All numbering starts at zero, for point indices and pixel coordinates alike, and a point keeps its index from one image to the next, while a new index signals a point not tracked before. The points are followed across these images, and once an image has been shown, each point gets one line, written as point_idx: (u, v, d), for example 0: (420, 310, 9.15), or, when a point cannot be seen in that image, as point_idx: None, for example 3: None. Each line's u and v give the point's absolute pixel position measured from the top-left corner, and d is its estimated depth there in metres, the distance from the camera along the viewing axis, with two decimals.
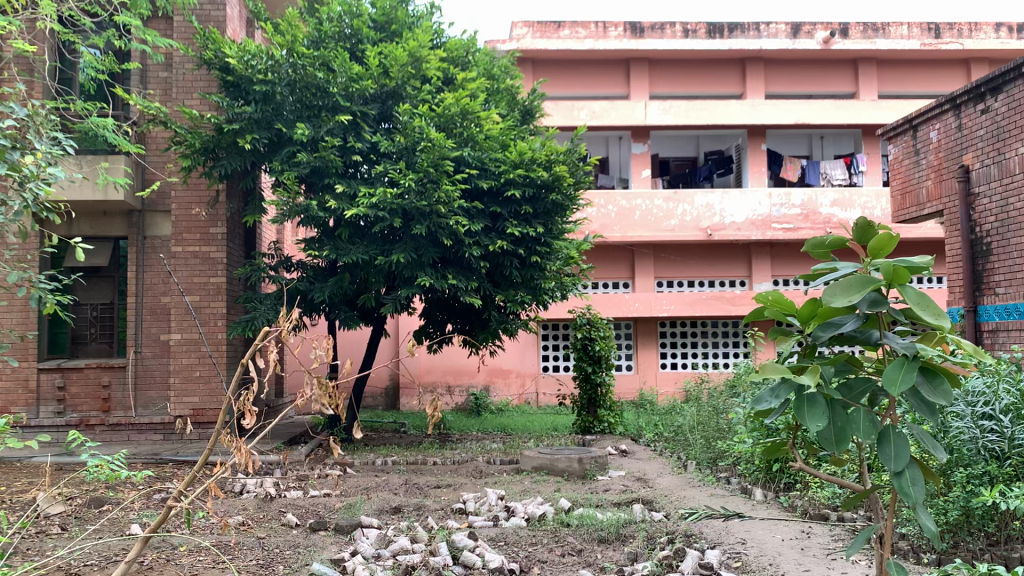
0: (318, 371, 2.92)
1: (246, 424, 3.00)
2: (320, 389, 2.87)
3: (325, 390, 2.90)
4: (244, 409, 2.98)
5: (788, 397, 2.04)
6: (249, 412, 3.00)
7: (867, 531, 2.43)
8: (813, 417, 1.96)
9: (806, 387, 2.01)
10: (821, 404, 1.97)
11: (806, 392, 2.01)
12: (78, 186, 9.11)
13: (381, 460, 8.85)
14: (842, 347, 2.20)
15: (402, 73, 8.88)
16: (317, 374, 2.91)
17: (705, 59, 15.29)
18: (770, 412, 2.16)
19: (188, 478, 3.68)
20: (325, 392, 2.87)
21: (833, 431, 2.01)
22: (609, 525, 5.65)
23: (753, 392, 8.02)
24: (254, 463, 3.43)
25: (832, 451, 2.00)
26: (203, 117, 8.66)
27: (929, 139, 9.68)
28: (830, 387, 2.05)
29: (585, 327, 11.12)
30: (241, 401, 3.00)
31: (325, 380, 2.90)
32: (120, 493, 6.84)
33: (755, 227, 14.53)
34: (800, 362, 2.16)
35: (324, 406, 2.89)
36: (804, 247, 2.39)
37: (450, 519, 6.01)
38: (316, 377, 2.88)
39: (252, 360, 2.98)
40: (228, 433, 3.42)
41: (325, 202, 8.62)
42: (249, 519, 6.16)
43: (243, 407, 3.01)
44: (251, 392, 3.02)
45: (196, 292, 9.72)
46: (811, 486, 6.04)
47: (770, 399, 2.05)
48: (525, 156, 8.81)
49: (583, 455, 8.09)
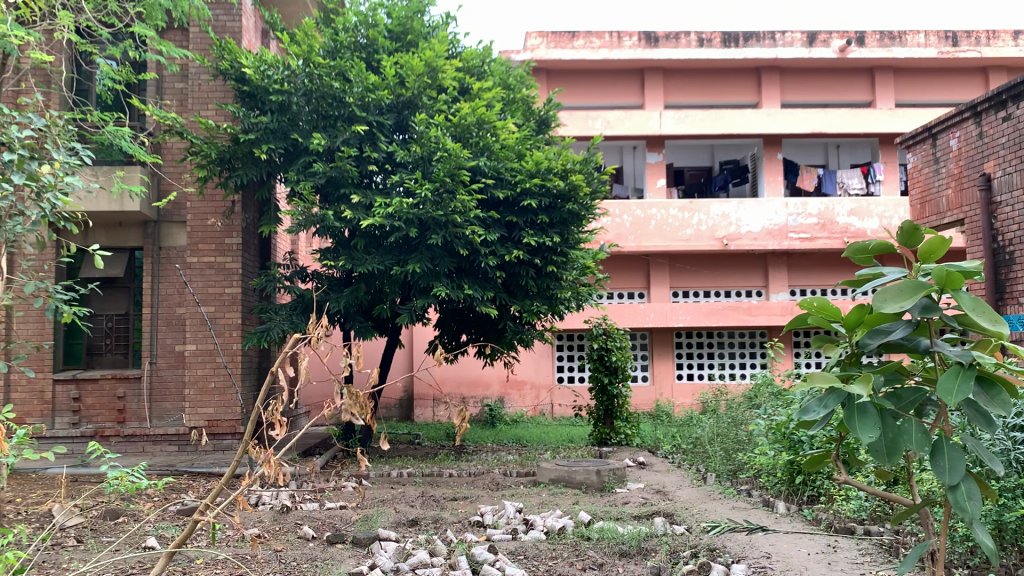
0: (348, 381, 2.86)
1: (276, 436, 2.94)
2: (351, 399, 2.81)
3: (356, 401, 2.83)
4: (273, 421, 2.91)
5: (836, 408, 1.96)
6: (277, 423, 2.94)
7: (921, 547, 2.32)
8: (864, 427, 1.88)
9: (856, 397, 1.92)
10: (872, 413, 1.90)
11: (856, 401, 1.93)
12: (95, 198, 9.12)
13: (396, 472, 8.78)
14: (890, 355, 2.12)
15: (418, 83, 8.84)
16: (347, 384, 2.84)
17: (721, 69, 15.25)
18: (816, 424, 2.08)
19: (211, 489, 3.65)
20: (356, 403, 2.81)
21: (885, 443, 1.93)
22: (630, 538, 5.57)
23: (774, 403, 7.90)
24: (282, 475, 3.37)
25: (884, 465, 1.93)
26: (219, 127, 8.66)
27: (950, 147, 9.57)
28: (880, 396, 1.98)
29: (601, 337, 11.09)
30: (269, 412, 2.94)
31: (355, 389, 2.83)
32: (135, 505, 6.80)
33: (771, 236, 14.43)
34: (847, 370, 2.08)
35: (356, 416, 2.84)
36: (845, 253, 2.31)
37: (467, 532, 5.94)
38: (347, 387, 2.82)
39: (281, 369, 2.91)
40: (255, 443, 3.37)
41: (341, 212, 8.59)
42: (265, 532, 6.12)
43: (272, 417, 2.95)
44: (279, 402, 2.95)
45: (212, 303, 9.70)
46: (836, 499, 5.91)
47: (817, 409, 1.97)
48: (541, 165, 8.76)
49: (601, 467, 8.00)
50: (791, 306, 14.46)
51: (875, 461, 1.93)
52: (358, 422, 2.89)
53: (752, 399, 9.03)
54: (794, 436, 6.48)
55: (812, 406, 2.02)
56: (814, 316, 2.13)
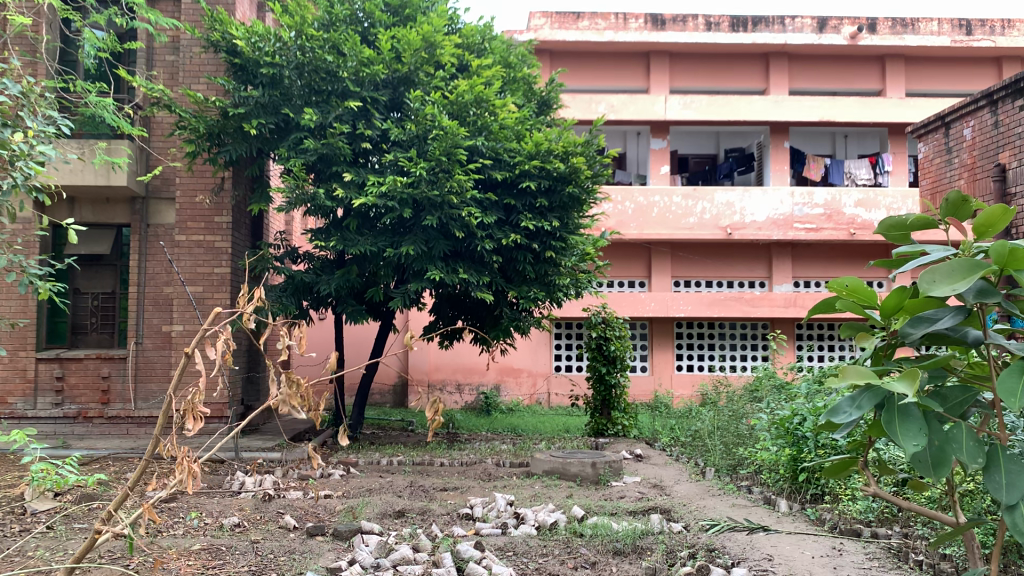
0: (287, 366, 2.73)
1: (191, 428, 2.78)
2: (288, 388, 2.68)
3: (295, 390, 2.70)
4: (188, 411, 2.75)
5: (871, 410, 1.67)
6: (200, 412, 2.79)
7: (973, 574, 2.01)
8: (908, 433, 1.59)
9: (896, 397, 1.64)
10: (916, 416, 1.61)
11: (897, 402, 1.65)
12: (79, 171, 8.84)
13: (386, 460, 8.52)
14: (933, 349, 1.84)
15: (415, 58, 8.52)
16: (285, 371, 2.71)
17: (729, 54, 14.92)
18: (842, 428, 1.81)
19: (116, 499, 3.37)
20: (294, 394, 2.68)
21: (930, 451, 1.67)
22: (625, 536, 5.31)
23: (778, 398, 7.66)
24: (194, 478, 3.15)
25: (927, 477, 1.68)
26: (208, 100, 8.38)
27: (963, 137, 9.26)
28: (923, 396, 1.72)
29: (600, 326, 10.78)
30: (188, 401, 2.77)
31: (294, 377, 2.71)
32: (112, 489, 6.58)
33: (776, 226, 14.12)
34: (883, 364, 1.80)
35: (296, 408, 2.71)
36: (876, 229, 2.02)
37: (455, 525, 5.69)
38: (284, 375, 2.69)
39: (200, 352, 2.72)
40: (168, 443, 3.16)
41: (333, 191, 8.28)
42: (244, 521, 5.91)
43: (194, 404, 2.80)
44: (202, 392, 2.79)
45: (200, 283, 9.43)
46: (841, 499, 5.66)
47: (849, 411, 1.68)
48: (541, 147, 8.46)
49: (597, 459, 7.74)
50: (794, 298, 14.19)
51: (918, 472, 1.68)
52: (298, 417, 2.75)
53: (755, 392, 8.80)
54: (799, 432, 6.24)
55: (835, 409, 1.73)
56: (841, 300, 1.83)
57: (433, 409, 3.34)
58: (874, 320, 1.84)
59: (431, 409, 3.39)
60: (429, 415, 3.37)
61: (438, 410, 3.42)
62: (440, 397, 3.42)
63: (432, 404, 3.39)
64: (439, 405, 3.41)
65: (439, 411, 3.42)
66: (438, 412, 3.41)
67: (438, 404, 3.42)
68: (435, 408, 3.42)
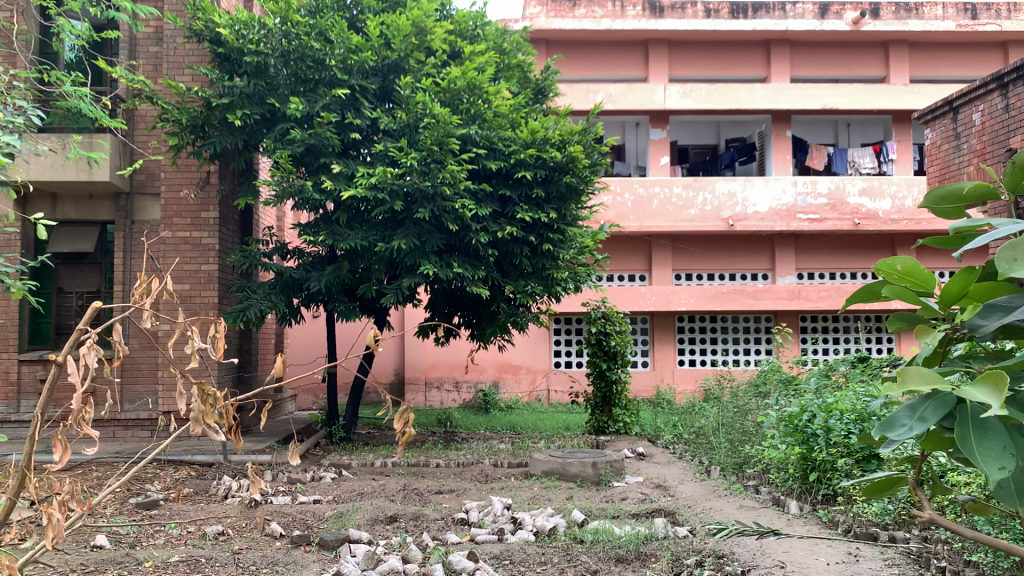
0: (201, 379, 2.47)
1: (58, 456, 2.56)
2: (202, 404, 2.41)
3: (211, 406, 2.45)
4: None
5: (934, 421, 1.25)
6: (83, 432, 2.60)
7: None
8: (990, 454, 1.17)
9: (974, 404, 1.22)
10: (1000, 428, 1.19)
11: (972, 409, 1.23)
12: (60, 168, 8.54)
13: (380, 462, 8.25)
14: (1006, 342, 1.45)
15: (404, 44, 8.23)
16: (197, 382, 2.43)
17: (728, 41, 14.61)
18: (890, 444, 1.38)
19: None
20: (208, 410, 2.42)
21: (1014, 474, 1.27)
22: (628, 541, 5.03)
23: (784, 396, 7.38)
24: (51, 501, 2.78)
25: (1008, 506, 1.28)
26: (190, 91, 8.08)
27: (972, 122, 8.92)
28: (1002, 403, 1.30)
29: (600, 321, 10.45)
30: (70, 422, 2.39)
31: (209, 391, 2.43)
32: (92, 497, 6.31)
33: (779, 217, 13.83)
34: (943, 365, 1.42)
35: (211, 425, 2.45)
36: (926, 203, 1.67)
37: (447, 532, 5.41)
38: (198, 389, 2.41)
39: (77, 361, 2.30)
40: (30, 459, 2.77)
41: (321, 183, 7.98)
42: (228, 530, 5.65)
43: (76, 420, 2.61)
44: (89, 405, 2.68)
45: (187, 280, 9.15)
46: (856, 500, 5.37)
47: (907, 424, 1.24)
48: (537, 135, 8.18)
49: (598, 458, 7.46)
50: (798, 290, 13.89)
51: (995, 499, 1.29)
52: (212, 437, 2.48)
53: (760, 387, 8.55)
54: (808, 430, 5.96)
55: (889, 426, 1.28)
56: (895, 289, 1.35)
57: (398, 420, 2.54)
58: (931, 310, 1.41)
59: (399, 420, 2.58)
60: (395, 427, 2.57)
61: (412, 420, 2.62)
62: (413, 403, 2.66)
63: (399, 411, 2.58)
64: (412, 414, 2.63)
65: (412, 421, 2.63)
66: (412, 422, 2.62)
67: (411, 412, 2.64)
68: (407, 416, 2.61)
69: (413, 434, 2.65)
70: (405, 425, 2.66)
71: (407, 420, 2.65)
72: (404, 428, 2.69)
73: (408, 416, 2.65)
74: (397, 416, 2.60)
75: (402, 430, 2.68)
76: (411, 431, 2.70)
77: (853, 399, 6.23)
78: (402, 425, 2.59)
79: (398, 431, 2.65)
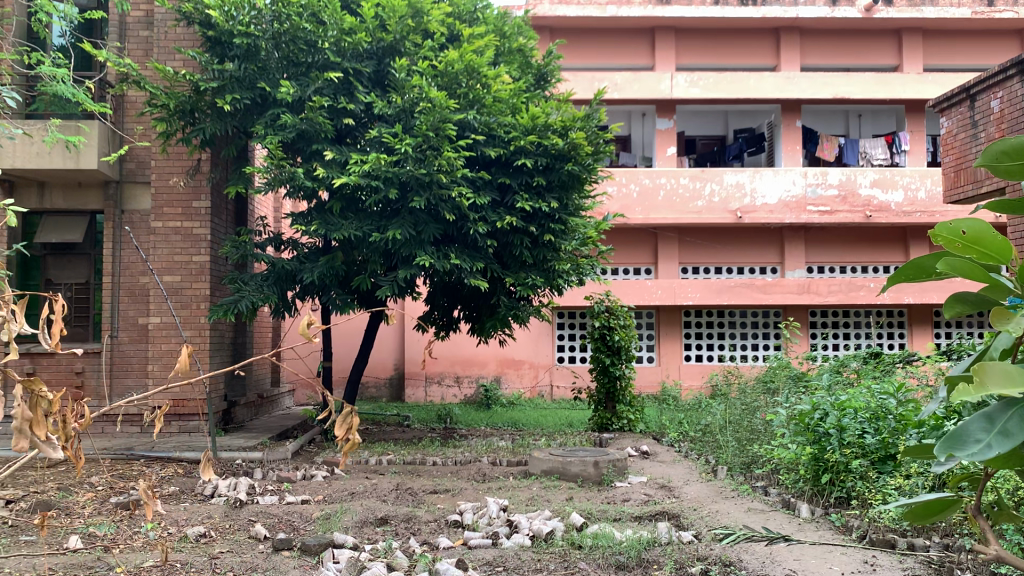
0: (33, 377, 2.41)
1: None
2: (32, 410, 2.38)
3: (44, 409, 2.41)
4: None
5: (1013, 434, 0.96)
6: None
7: None
8: None
9: None
10: None
11: None
12: (48, 155, 8.26)
13: (375, 460, 7.96)
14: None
15: (400, 26, 7.95)
16: (28, 384, 2.38)
17: (737, 29, 14.26)
18: (947, 460, 1.09)
19: None
20: (39, 419, 2.39)
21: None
22: (629, 548, 4.72)
23: (795, 393, 7.09)
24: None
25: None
26: (178, 74, 7.79)
27: (990, 109, 8.50)
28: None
29: (604, 314, 10.13)
30: None
31: (41, 395, 2.40)
32: (71, 498, 6.05)
33: (789, 210, 13.49)
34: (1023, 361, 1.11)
35: (49, 436, 2.43)
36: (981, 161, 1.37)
37: (439, 536, 5.14)
38: (27, 393, 2.37)
39: None
40: None
41: (313, 170, 7.70)
42: (210, 531, 5.39)
43: None
44: None
45: (177, 271, 8.88)
46: (870, 503, 5.07)
47: (981, 437, 0.95)
48: (538, 121, 7.91)
49: (600, 457, 7.15)
50: (808, 284, 13.57)
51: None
52: (52, 449, 2.45)
53: (768, 383, 8.30)
54: (820, 429, 5.66)
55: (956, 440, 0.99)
56: (955, 265, 1.06)
57: (340, 425, 2.47)
58: (1005, 290, 1.12)
59: (341, 426, 2.51)
60: (337, 432, 2.50)
61: (356, 425, 2.56)
62: (356, 408, 2.59)
63: (341, 415, 2.51)
64: (356, 418, 2.57)
65: (356, 427, 2.57)
66: (356, 428, 2.57)
67: (356, 416, 2.58)
68: (350, 421, 2.54)
69: (358, 440, 2.59)
70: (349, 431, 2.60)
71: (353, 426, 2.59)
72: (348, 434, 2.63)
73: (352, 421, 2.59)
74: (339, 422, 2.53)
75: (347, 436, 2.61)
76: (357, 438, 2.64)
77: (867, 396, 5.92)
78: (344, 431, 2.52)
79: (342, 438, 2.59)
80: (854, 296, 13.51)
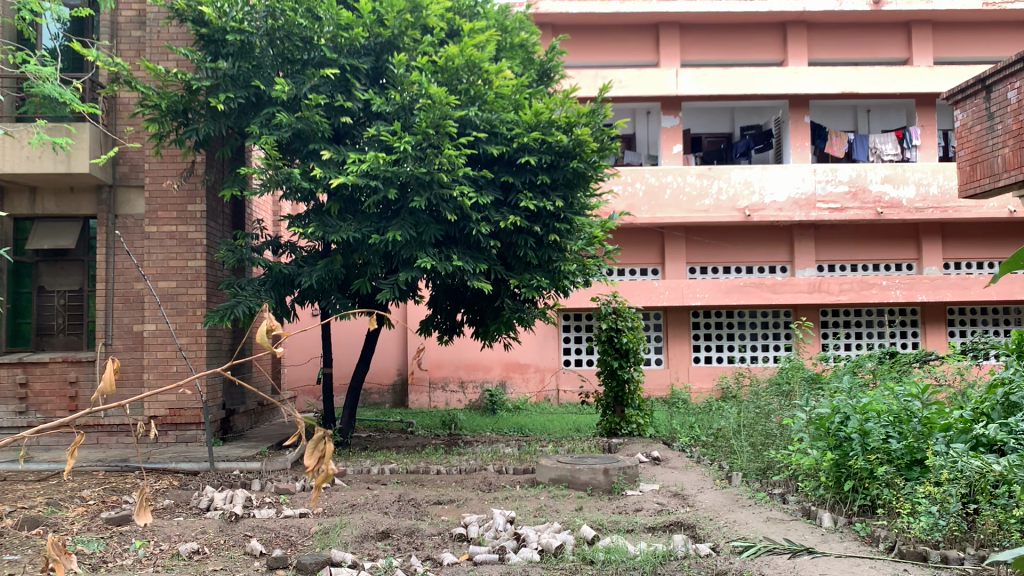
0: None
1: None
2: None
3: None
4: None
5: None
6: None
7: None
8: None
9: None
10: None
11: None
12: (39, 159, 8.05)
13: (377, 469, 7.71)
14: None
15: (398, 21, 7.74)
16: None
17: (744, 24, 14.01)
18: None
19: None
20: None
21: None
22: (643, 562, 4.46)
23: (814, 396, 6.81)
24: None
25: None
26: (170, 73, 7.55)
27: (1007, 100, 8.18)
28: None
29: (611, 316, 9.74)
30: None
31: None
32: (59, 514, 5.79)
33: (798, 207, 13.21)
34: None
35: None
36: None
37: (443, 551, 4.88)
38: None
39: None
40: None
41: (311, 171, 7.47)
42: (204, 547, 5.13)
43: None
44: None
45: (173, 277, 8.65)
46: (898, 513, 4.77)
47: None
48: (542, 117, 7.67)
49: (610, 465, 6.88)
50: (819, 283, 13.30)
51: None
52: None
53: (782, 386, 7.94)
54: (842, 433, 5.44)
55: None
56: None
57: (313, 454, 2.30)
58: None
59: (312, 455, 2.33)
60: (308, 463, 2.34)
61: (329, 453, 2.36)
62: (329, 434, 2.40)
63: (313, 443, 2.35)
64: (329, 444, 2.38)
65: (330, 454, 2.39)
66: (329, 455, 2.37)
67: (328, 442, 2.38)
68: (323, 447, 2.36)
69: (331, 471, 2.39)
70: (321, 462, 2.40)
71: (325, 454, 2.40)
72: (320, 466, 2.41)
73: (325, 448, 2.40)
74: (309, 449, 2.36)
75: (319, 466, 2.43)
76: (329, 469, 2.42)
77: (889, 399, 5.68)
78: (313, 460, 2.35)
79: (312, 468, 2.37)
80: (866, 295, 13.25)
